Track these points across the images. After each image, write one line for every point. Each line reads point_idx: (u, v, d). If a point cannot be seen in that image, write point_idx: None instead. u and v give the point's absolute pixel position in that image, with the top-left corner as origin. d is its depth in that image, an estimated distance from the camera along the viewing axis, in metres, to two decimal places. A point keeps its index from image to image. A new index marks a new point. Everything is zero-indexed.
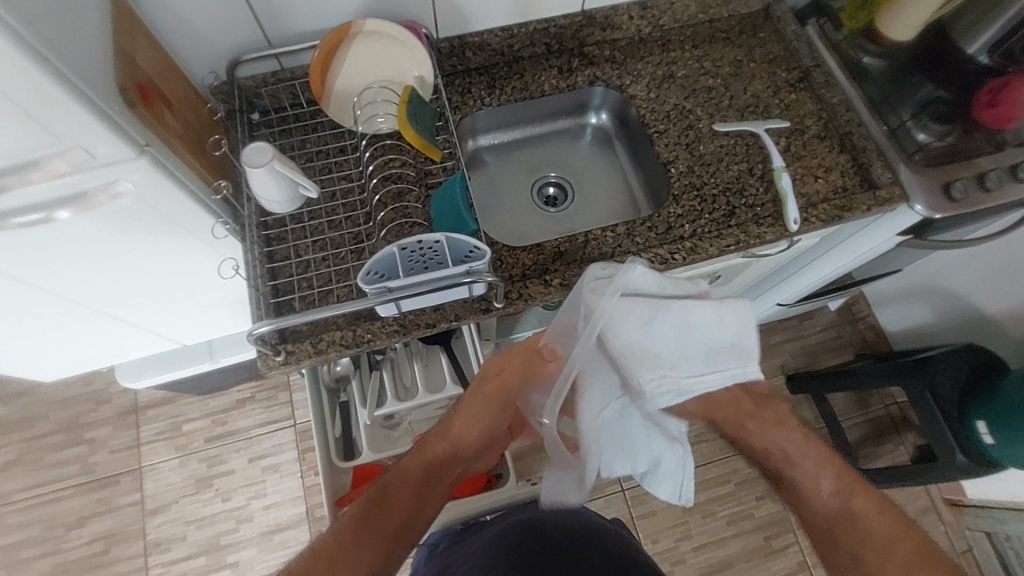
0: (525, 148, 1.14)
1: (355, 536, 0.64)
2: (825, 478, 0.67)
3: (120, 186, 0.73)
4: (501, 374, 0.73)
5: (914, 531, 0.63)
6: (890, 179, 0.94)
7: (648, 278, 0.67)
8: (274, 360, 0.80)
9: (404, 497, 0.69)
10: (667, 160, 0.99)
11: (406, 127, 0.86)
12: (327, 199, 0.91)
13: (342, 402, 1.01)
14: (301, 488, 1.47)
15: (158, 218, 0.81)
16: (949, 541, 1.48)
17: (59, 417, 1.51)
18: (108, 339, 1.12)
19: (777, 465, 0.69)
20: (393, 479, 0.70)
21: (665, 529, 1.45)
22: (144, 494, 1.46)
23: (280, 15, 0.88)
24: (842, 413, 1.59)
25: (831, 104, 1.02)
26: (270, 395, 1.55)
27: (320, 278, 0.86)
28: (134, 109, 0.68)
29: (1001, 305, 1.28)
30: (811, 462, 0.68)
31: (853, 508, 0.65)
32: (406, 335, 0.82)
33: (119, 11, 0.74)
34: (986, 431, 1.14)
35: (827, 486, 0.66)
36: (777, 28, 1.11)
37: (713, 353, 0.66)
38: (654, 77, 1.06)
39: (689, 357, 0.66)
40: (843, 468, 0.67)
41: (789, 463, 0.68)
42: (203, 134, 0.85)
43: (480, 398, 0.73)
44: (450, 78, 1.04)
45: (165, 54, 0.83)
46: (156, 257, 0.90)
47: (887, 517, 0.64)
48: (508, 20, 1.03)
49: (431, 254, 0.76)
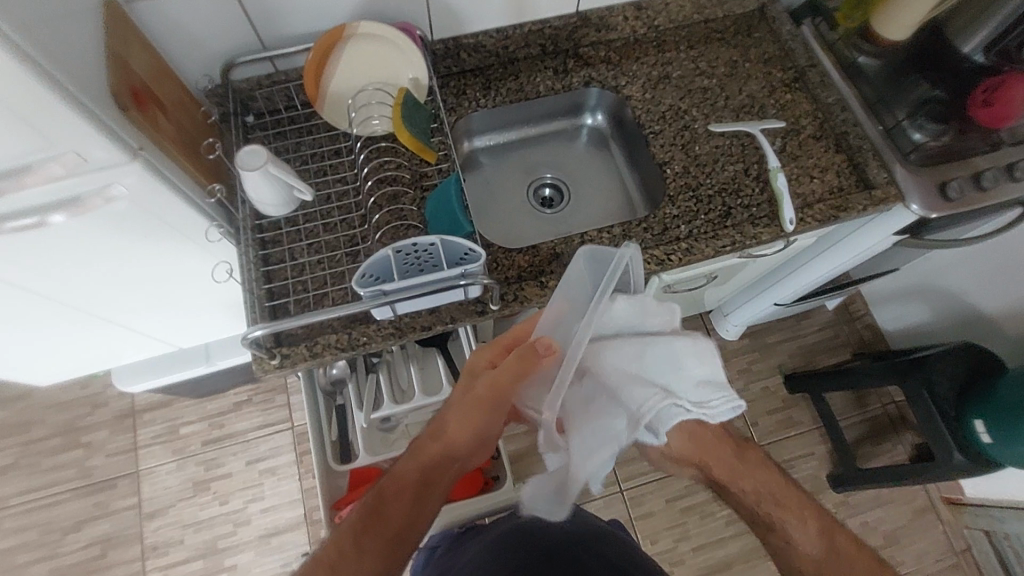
0: (521, 150, 1.14)
1: (353, 544, 0.63)
2: (807, 522, 0.65)
3: (114, 190, 0.73)
4: (496, 375, 0.67)
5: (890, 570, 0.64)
6: (885, 179, 0.94)
7: (628, 307, 0.66)
8: (269, 364, 0.80)
9: (402, 503, 0.65)
10: (662, 161, 0.99)
11: (401, 129, 0.86)
12: (322, 202, 0.91)
13: (338, 406, 1.00)
14: (299, 490, 1.47)
15: (153, 222, 0.81)
16: (947, 540, 1.49)
17: (56, 421, 1.50)
18: (104, 343, 1.11)
19: (766, 508, 0.66)
20: (390, 484, 0.67)
21: (663, 530, 1.45)
22: (142, 497, 1.45)
23: (273, 17, 0.88)
24: (840, 412, 1.59)
25: (827, 104, 1.02)
26: (266, 398, 1.55)
27: (315, 281, 0.86)
28: (128, 114, 0.68)
29: (998, 303, 1.28)
30: (796, 506, 0.66)
31: (835, 551, 0.64)
32: (402, 338, 0.82)
33: (111, 14, 0.73)
34: (983, 430, 1.14)
35: (810, 530, 0.65)
36: (772, 28, 1.10)
37: (694, 389, 0.64)
38: (649, 78, 1.06)
39: (672, 387, 0.63)
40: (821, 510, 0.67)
41: (773, 508, 0.66)
42: (197, 137, 0.85)
43: (475, 399, 0.68)
44: (445, 80, 1.04)
45: (158, 57, 0.83)
46: (151, 261, 0.90)
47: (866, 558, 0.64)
48: (502, 21, 1.03)
49: (426, 256, 0.76)
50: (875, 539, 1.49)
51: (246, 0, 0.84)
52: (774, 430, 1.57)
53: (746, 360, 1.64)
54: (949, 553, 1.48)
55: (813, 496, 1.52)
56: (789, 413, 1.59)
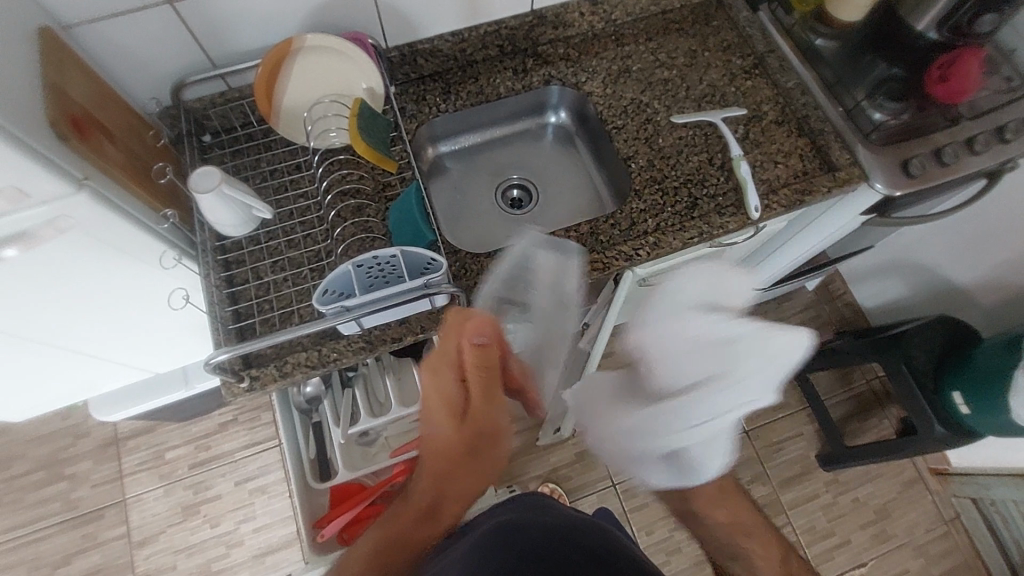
0: (486, 152, 1.13)
1: (421, 515, 0.69)
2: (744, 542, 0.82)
3: (63, 221, 0.71)
4: (441, 392, 0.72)
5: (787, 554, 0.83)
6: (848, 160, 0.95)
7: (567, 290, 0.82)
8: (238, 387, 0.79)
9: (451, 489, 0.71)
10: (626, 155, 0.99)
11: (358, 141, 0.84)
12: (283, 219, 0.91)
13: (315, 423, 1.02)
14: (290, 507, 1.46)
15: (104, 249, 0.79)
16: (937, 510, 1.50)
17: (38, 455, 1.48)
18: (75, 375, 1.09)
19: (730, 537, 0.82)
20: (432, 487, 0.70)
21: (659, 520, 1.43)
22: (130, 526, 1.43)
23: (219, 33, 0.87)
24: (825, 391, 1.60)
25: (787, 88, 1.02)
26: (252, 416, 1.53)
27: (281, 300, 0.85)
28: (67, 142, 0.67)
29: (970, 274, 1.30)
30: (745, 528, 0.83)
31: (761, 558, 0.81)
32: (373, 351, 0.81)
33: (46, 44, 0.72)
34: (962, 401, 1.14)
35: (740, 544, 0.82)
36: (728, 15, 1.10)
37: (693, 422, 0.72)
38: (610, 72, 1.06)
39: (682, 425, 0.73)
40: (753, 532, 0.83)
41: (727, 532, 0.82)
42: (148, 160, 0.84)
43: (438, 401, 0.72)
44: (404, 87, 1.04)
45: (101, 82, 0.81)
46: (111, 288, 0.88)
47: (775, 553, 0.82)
48: (457, 24, 1.02)
49: (389, 269, 0.76)
50: (866, 515, 1.50)
51: (189, 18, 0.83)
52: (762, 414, 1.58)
53: None
54: (939, 523, 1.50)
55: (804, 476, 1.52)
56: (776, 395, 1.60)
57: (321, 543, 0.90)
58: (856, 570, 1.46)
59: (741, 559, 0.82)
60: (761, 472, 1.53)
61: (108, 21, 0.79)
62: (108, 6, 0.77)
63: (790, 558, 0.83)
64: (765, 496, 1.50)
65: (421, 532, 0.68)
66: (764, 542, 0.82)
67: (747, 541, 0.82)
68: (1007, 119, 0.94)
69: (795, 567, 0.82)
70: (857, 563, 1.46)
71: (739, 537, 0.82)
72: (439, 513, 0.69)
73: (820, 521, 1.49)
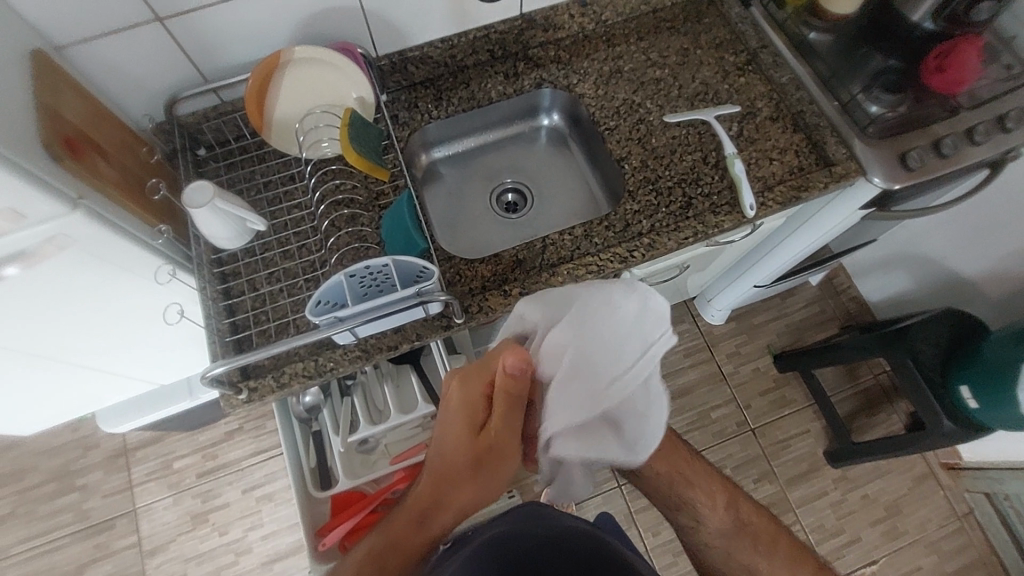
0: (480, 157, 1.13)
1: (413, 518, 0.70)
2: (706, 503, 0.77)
3: (62, 240, 0.72)
4: (457, 410, 0.68)
5: (750, 509, 0.79)
6: (845, 154, 0.94)
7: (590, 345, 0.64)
8: (236, 399, 0.79)
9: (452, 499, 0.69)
10: (620, 157, 0.98)
11: (347, 148, 0.84)
12: (278, 230, 0.91)
13: (314, 432, 1.02)
14: (297, 514, 1.47)
15: (102, 265, 0.80)
16: (949, 505, 1.48)
17: (48, 467, 1.50)
18: (81, 390, 1.11)
19: (678, 491, 0.78)
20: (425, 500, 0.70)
21: (665, 520, 1.42)
22: (141, 535, 1.45)
23: (211, 49, 0.88)
24: (832, 387, 1.59)
25: (780, 83, 1.01)
26: (258, 425, 1.54)
27: (277, 311, 0.86)
28: (62, 163, 0.68)
29: (977, 266, 1.28)
30: (703, 489, 0.78)
31: (726, 521, 0.77)
32: (369, 360, 0.82)
33: (38, 66, 0.73)
34: (969, 396, 1.12)
35: (706, 511, 0.77)
36: (721, 12, 1.09)
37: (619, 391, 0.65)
38: (601, 73, 1.06)
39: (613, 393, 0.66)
40: (712, 482, 0.79)
41: (680, 489, 0.78)
42: (142, 176, 0.85)
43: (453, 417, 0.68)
44: (395, 95, 1.04)
45: (95, 101, 0.82)
46: (109, 302, 0.89)
47: (731, 509, 0.78)
48: (446, 31, 1.02)
49: (381, 277, 0.76)
50: (876, 512, 1.48)
51: (181, 35, 0.84)
52: (767, 411, 1.57)
53: (733, 343, 1.63)
54: (952, 519, 1.48)
55: (812, 473, 1.51)
56: (782, 392, 1.58)
57: (323, 551, 0.89)
58: (867, 568, 1.44)
59: (691, 505, 0.77)
60: (768, 470, 1.52)
61: (101, 40, 0.80)
62: (100, 25, 0.78)
63: (740, 508, 0.78)
64: (773, 494, 1.49)
65: (409, 543, 0.70)
66: (715, 495, 0.78)
67: (703, 493, 0.78)
68: (1007, 108, 0.92)
69: (750, 521, 0.78)
70: (867, 561, 1.44)
71: (682, 483, 0.78)
72: (426, 521, 0.70)
73: (829, 519, 1.47)
